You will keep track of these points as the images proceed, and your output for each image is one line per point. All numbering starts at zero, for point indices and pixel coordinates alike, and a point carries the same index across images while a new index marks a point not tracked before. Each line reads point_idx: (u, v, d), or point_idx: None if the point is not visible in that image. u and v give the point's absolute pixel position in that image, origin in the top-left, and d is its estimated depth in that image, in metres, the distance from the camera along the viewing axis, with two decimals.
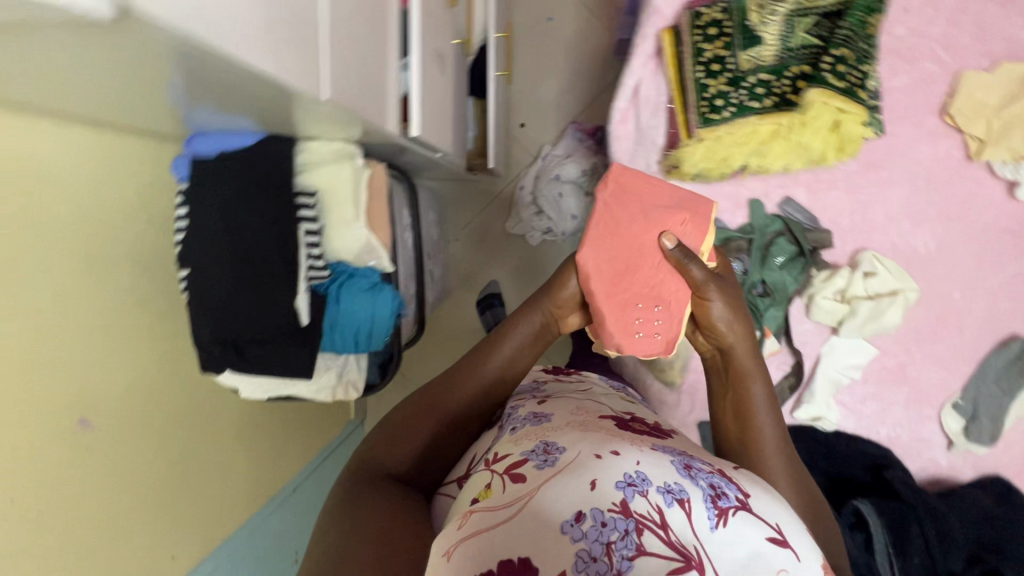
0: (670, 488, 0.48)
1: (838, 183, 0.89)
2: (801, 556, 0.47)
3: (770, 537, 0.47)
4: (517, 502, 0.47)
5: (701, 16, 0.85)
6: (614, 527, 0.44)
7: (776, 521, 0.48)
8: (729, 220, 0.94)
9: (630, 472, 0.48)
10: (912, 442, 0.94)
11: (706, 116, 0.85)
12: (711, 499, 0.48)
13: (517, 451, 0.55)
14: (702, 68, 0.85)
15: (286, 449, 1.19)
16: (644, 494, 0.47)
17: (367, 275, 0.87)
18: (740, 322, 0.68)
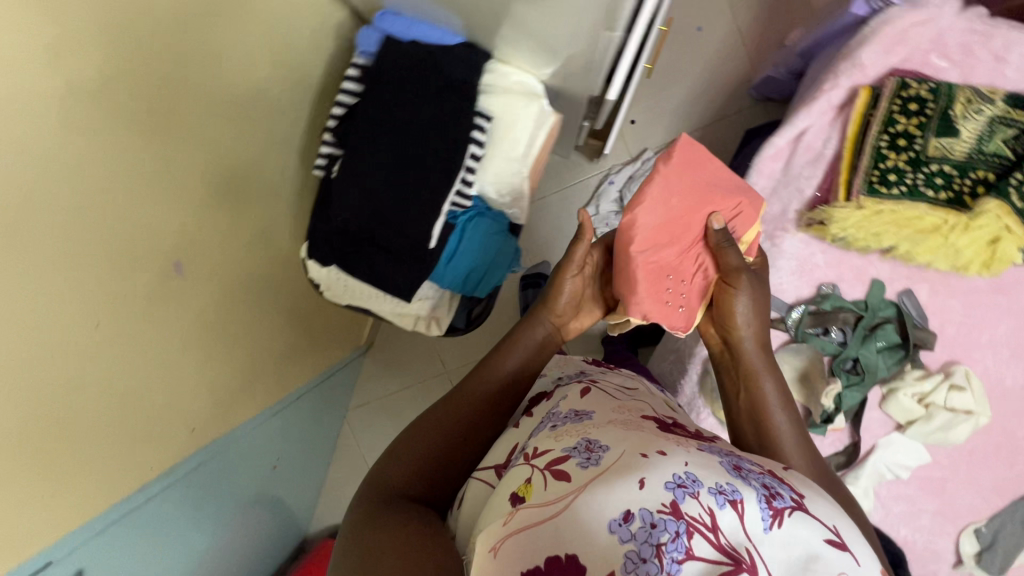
0: (723, 488, 0.43)
1: (960, 293, 0.90)
2: (860, 562, 0.42)
3: (830, 540, 0.42)
4: (563, 501, 0.44)
5: (906, 87, 0.84)
6: (665, 528, 0.40)
7: (835, 523, 0.44)
8: (846, 291, 0.94)
9: (680, 473, 0.43)
10: (924, 551, 0.97)
11: (873, 186, 0.85)
12: (766, 499, 0.43)
13: (558, 447, 0.51)
14: (887, 139, 0.85)
15: (305, 357, 1.12)
16: (696, 496, 0.42)
17: (498, 220, 0.83)
18: (755, 315, 0.74)
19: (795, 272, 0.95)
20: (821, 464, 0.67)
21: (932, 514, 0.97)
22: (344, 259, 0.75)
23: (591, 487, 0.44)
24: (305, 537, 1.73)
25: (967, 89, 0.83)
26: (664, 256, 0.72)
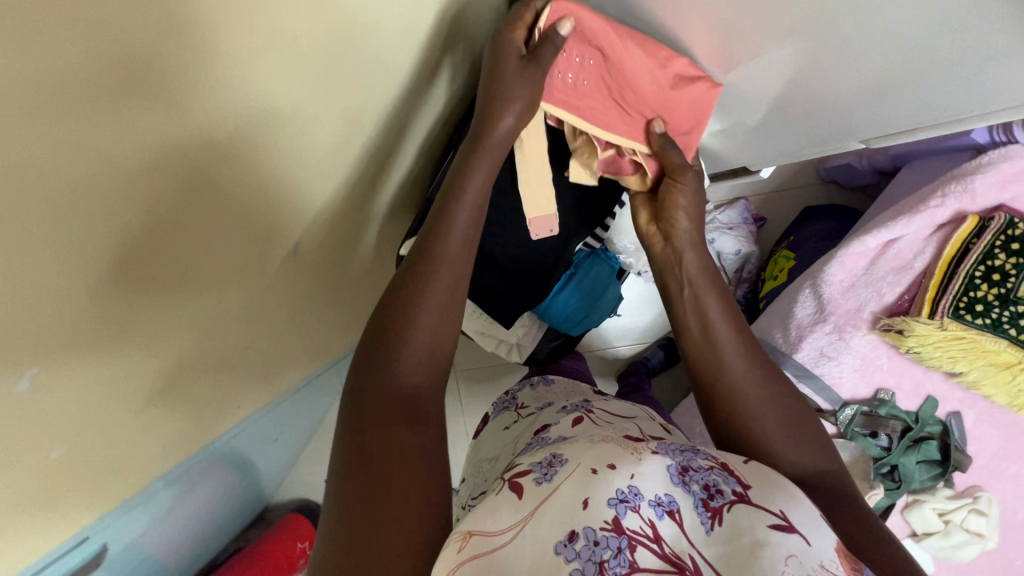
0: (661, 498, 0.47)
1: (1001, 425, 0.95)
2: (813, 543, 0.44)
3: (773, 525, 0.44)
4: (513, 527, 0.45)
5: (1013, 225, 0.87)
6: (608, 544, 0.43)
7: (780, 508, 0.46)
8: (900, 401, 0.97)
9: (624, 488, 0.46)
10: None
11: (959, 312, 0.88)
12: (703, 502, 0.46)
13: (526, 462, 0.54)
14: (982, 270, 0.88)
15: (323, 331, 1.03)
16: (637, 510, 0.45)
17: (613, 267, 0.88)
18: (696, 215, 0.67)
19: (854, 370, 0.98)
20: (777, 384, 0.58)
21: None
22: None
23: (545, 502, 0.47)
24: (266, 505, 1.64)
25: None
26: (618, 56, 0.64)
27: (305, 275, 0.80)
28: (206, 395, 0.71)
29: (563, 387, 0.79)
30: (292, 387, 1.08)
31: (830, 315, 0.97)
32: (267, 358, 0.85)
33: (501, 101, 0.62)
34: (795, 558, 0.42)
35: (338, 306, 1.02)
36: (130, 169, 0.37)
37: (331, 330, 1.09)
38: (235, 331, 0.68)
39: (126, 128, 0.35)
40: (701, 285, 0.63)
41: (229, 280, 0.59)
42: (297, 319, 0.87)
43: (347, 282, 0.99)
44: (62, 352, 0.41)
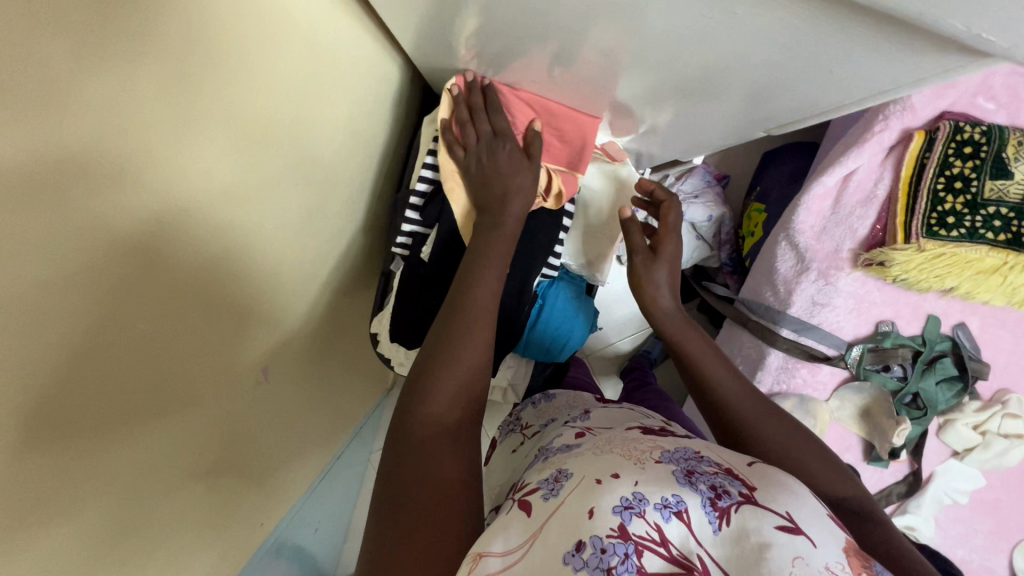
0: (667, 500, 0.47)
1: (1007, 324, 0.95)
2: (817, 543, 0.43)
3: (781, 526, 0.44)
4: (522, 546, 0.46)
5: (959, 131, 0.86)
6: (614, 551, 0.43)
7: (788, 509, 0.46)
8: (904, 327, 0.96)
9: (628, 495, 0.47)
10: (978, 569, 1.02)
11: (933, 229, 0.87)
12: (710, 502, 0.47)
13: (535, 481, 0.56)
14: (942, 182, 0.87)
15: (327, 412, 1.05)
16: (642, 515, 0.46)
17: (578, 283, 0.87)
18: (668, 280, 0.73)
19: (849, 310, 0.97)
20: (781, 418, 0.63)
21: (983, 536, 1.01)
22: None
23: (554, 516, 0.48)
24: None
25: (1014, 131, 0.85)
26: (513, 97, 0.71)
27: (286, 371, 0.82)
28: (210, 516, 0.72)
29: (563, 400, 0.82)
30: (314, 477, 1.09)
31: (811, 263, 0.96)
32: (272, 459, 0.87)
33: (507, 192, 0.65)
34: (805, 561, 0.42)
35: (334, 387, 1.03)
36: (34, 354, 0.38)
37: (335, 412, 1.10)
38: (223, 448, 0.70)
39: (23, 323, 0.36)
40: (695, 342, 0.69)
41: (196, 405, 0.61)
42: (294, 413, 0.89)
43: (336, 364, 1.00)
44: (22, 537, 0.42)
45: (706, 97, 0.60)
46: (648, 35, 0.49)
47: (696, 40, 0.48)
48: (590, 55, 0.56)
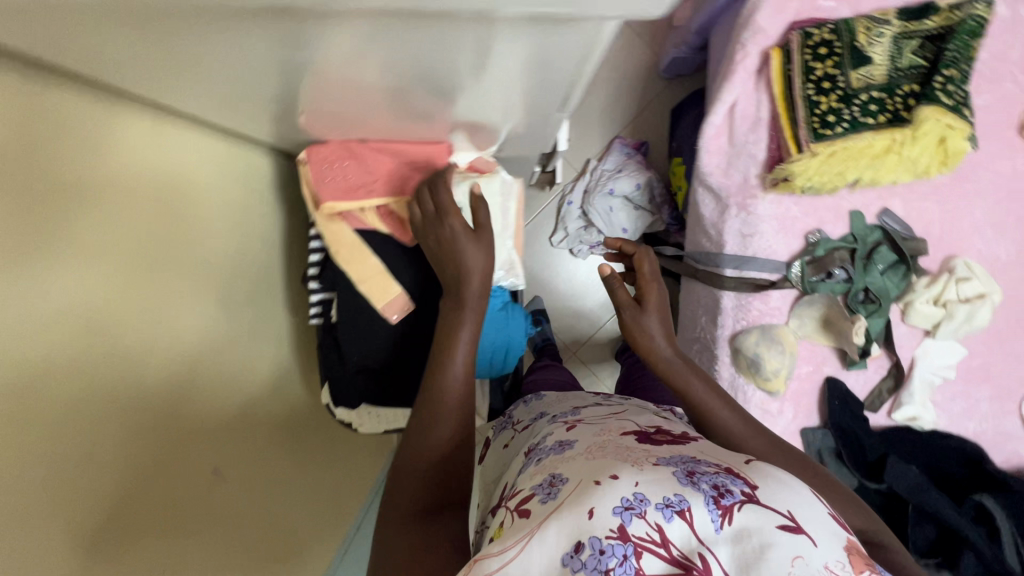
0: (670, 499, 0.48)
1: (928, 195, 0.95)
2: (817, 543, 0.46)
3: (782, 526, 0.46)
4: (520, 543, 0.48)
5: (811, 36, 0.90)
6: (613, 552, 0.45)
7: (788, 508, 0.48)
8: (831, 232, 0.98)
9: (628, 495, 0.48)
10: (995, 436, 1.00)
11: (818, 132, 0.89)
12: (713, 500, 0.48)
13: (528, 488, 0.57)
14: (812, 86, 0.89)
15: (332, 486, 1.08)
16: (642, 515, 0.47)
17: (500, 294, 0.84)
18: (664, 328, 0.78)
19: (777, 232, 0.98)
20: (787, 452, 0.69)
21: (986, 402, 1.00)
22: (372, 394, 0.73)
23: (551, 517, 0.50)
24: None
25: (859, 20, 0.89)
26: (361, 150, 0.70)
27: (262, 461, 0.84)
28: None
29: (554, 398, 0.85)
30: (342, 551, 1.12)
31: (729, 200, 0.99)
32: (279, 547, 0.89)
33: (462, 272, 0.66)
34: (804, 559, 0.45)
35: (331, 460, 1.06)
36: None
37: None
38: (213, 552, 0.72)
39: None
40: (698, 382, 0.74)
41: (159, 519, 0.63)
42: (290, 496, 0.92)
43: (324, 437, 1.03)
44: None
45: (479, 102, 0.62)
46: (369, 72, 0.52)
47: (400, 65, 0.50)
48: (362, 97, 0.59)
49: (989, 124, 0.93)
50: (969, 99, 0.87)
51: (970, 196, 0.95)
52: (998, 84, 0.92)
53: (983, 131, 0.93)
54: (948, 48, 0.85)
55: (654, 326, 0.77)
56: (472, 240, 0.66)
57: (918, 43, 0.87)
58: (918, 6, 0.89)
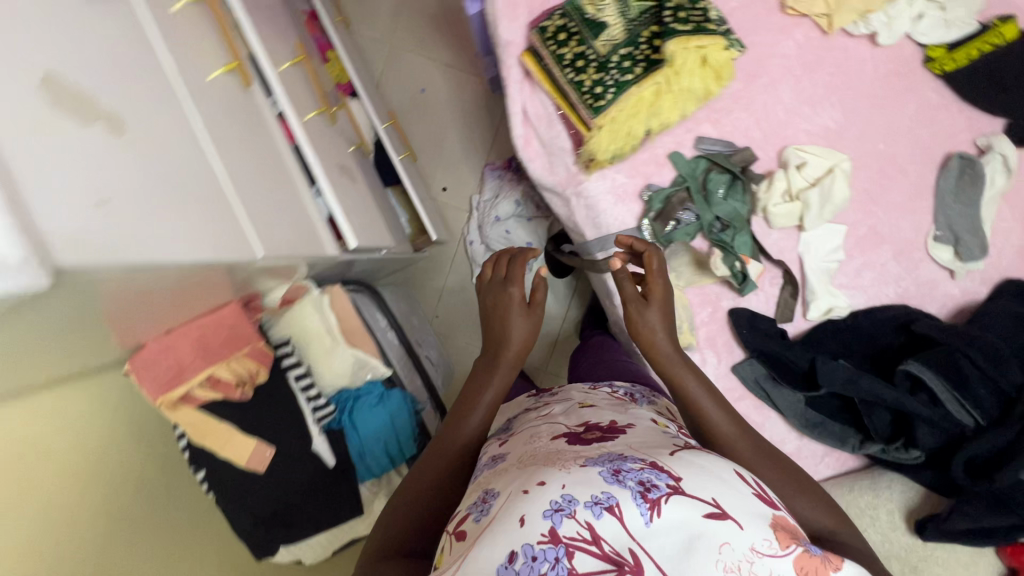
0: (598, 497, 0.52)
1: (733, 105, 0.96)
2: (742, 526, 0.52)
3: (708, 514, 0.52)
4: (460, 559, 0.52)
5: (546, 29, 0.93)
6: (545, 558, 0.48)
7: (713, 495, 0.54)
8: (661, 181, 0.97)
9: (557, 498, 0.52)
10: (919, 288, 0.97)
11: (595, 106, 0.91)
12: (641, 495, 0.52)
13: (465, 508, 0.60)
14: (570, 69, 0.92)
15: None
16: (572, 516, 0.50)
17: (372, 390, 0.85)
18: (661, 320, 0.80)
19: (616, 201, 0.99)
20: (767, 449, 0.74)
21: (890, 262, 0.97)
22: (281, 537, 0.76)
23: (485, 533, 0.52)
24: None
25: None
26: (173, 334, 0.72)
27: None
28: None
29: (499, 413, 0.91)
30: None
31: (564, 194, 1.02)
32: None
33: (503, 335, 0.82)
34: (731, 544, 0.51)
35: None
36: None
37: None
38: None
39: None
40: (692, 381, 0.78)
41: None
42: None
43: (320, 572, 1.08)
44: None
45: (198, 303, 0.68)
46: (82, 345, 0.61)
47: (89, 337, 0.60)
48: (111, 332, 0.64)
49: (751, 18, 0.94)
50: (708, 13, 0.89)
51: (770, 88, 0.95)
52: None
53: (748, 26, 0.94)
54: None
55: (654, 318, 0.79)
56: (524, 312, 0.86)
57: None
58: None
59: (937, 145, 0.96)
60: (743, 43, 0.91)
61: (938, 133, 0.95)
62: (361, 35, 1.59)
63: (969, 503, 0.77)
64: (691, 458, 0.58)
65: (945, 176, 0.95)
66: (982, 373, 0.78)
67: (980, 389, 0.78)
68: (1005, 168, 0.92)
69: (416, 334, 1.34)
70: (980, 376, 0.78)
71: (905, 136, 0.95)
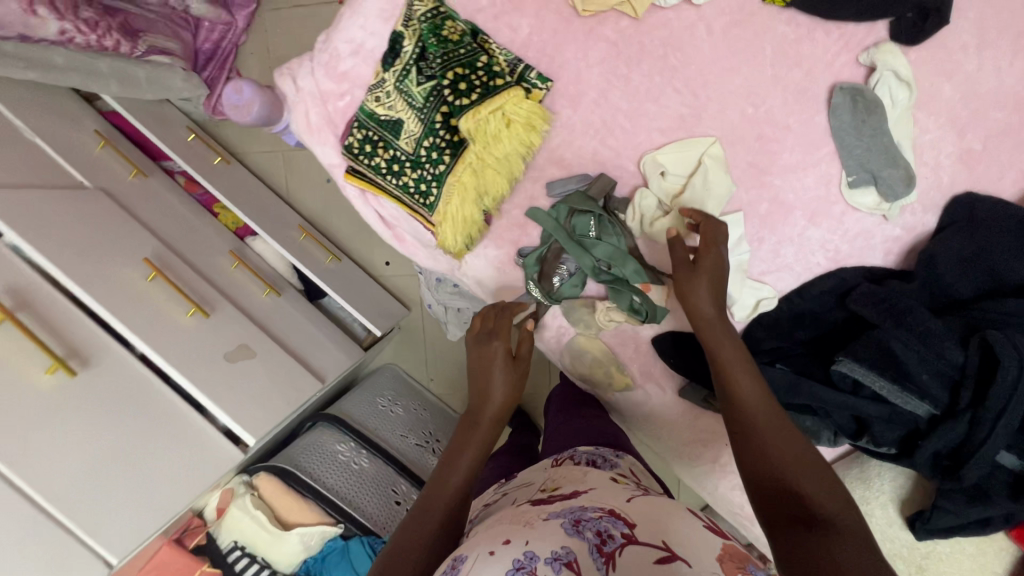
0: (558, 553, 0.57)
1: (571, 134, 0.86)
2: (690, 562, 0.57)
3: (658, 558, 0.58)
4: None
5: (352, 145, 0.88)
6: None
7: (661, 541, 0.60)
8: (532, 240, 0.91)
9: (520, 556, 0.58)
10: (853, 244, 0.84)
11: (428, 204, 0.86)
12: (597, 548, 0.59)
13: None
14: (390, 177, 0.88)
15: None
16: (534, 570, 0.56)
17: (333, 546, 0.98)
18: (713, 290, 0.76)
19: (498, 271, 0.94)
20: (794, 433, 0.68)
21: (809, 228, 0.85)
22: None
23: None
24: None
25: (366, 97, 0.85)
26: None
27: None
28: None
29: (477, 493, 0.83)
30: None
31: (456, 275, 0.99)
32: None
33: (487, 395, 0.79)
34: None
35: None
36: None
37: None
38: None
39: None
40: (730, 352, 0.75)
41: None
42: None
43: None
44: None
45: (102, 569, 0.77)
46: None
47: None
48: None
49: (550, 37, 0.82)
50: (492, 66, 0.79)
51: (603, 100, 0.84)
52: (520, 6, 0.82)
53: (551, 48, 0.83)
54: (431, 57, 0.79)
55: (701, 288, 0.76)
56: (508, 368, 0.82)
57: (415, 69, 0.80)
58: (389, 37, 0.83)
59: (817, 80, 0.80)
60: (546, 75, 0.81)
61: (811, 67, 0.79)
62: (250, 151, 1.57)
63: (950, 500, 0.68)
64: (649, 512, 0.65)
65: (837, 114, 0.79)
66: (921, 356, 0.67)
67: (923, 375, 0.67)
68: (903, 83, 0.76)
69: (403, 427, 1.37)
70: (919, 361, 0.67)
71: (775, 87, 0.81)
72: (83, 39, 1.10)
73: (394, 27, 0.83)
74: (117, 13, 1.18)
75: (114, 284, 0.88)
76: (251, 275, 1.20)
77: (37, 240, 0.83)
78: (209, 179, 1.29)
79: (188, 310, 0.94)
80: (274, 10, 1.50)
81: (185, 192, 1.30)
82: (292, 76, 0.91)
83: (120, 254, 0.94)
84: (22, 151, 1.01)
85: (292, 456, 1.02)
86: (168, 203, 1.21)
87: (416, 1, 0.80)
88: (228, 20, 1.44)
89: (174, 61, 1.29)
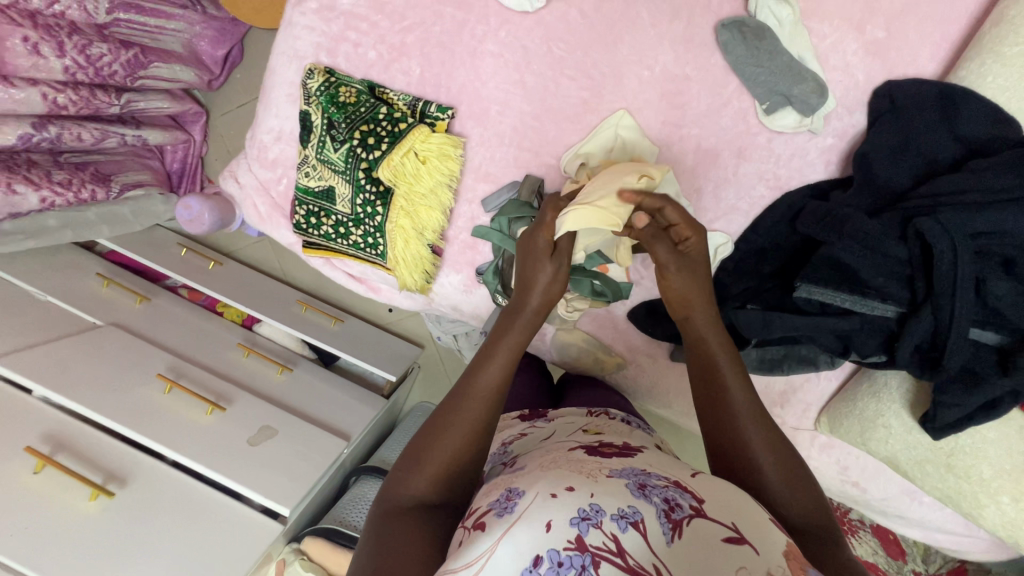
0: (623, 511, 0.50)
1: (490, 146, 0.88)
2: (760, 549, 0.49)
3: (727, 538, 0.49)
4: (485, 554, 0.50)
5: (300, 221, 0.95)
6: (570, 565, 0.47)
7: (733, 521, 0.51)
8: (485, 256, 0.92)
9: (585, 506, 0.51)
10: (791, 167, 0.83)
11: (380, 253, 0.92)
12: (665, 515, 0.51)
13: (486, 503, 0.57)
14: (342, 239, 0.94)
15: None
16: (599, 525, 0.49)
17: None
18: (691, 273, 0.69)
19: (466, 292, 0.96)
20: (758, 412, 0.63)
21: (741, 164, 0.84)
22: None
23: (519, 524, 0.51)
24: None
25: (297, 176, 0.92)
26: None
27: None
28: None
29: (507, 423, 0.79)
30: None
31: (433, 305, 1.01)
32: None
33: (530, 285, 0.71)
34: (748, 568, 0.47)
35: None
36: None
37: None
38: None
39: None
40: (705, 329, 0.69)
41: None
42: None
43: None
44: None
45: None
46: None
47: None
48: None
49: (441, 69, 0.87)
50: (394, 114, 0.85)
51: (508, 109, 0.87)
52: (406, 51, 0.87)
53: (445, 79, 0.87)
54: (337, 125, 0.86)
55: (681, 276, 0.69)
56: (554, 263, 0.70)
57: (329, 138, 0.87)
58: (300, 118, 0.90)
59: (702, 25, 0.80)
60: (445, 104, 0.87)
61: (691, 14, 0.80)
62: (237, 245, 1.63)
63: (948, 393, 0.65)
64: (716, 480, 0.57)
65: (732, 49, 0.79)
66: (873, 262, 0.65)
67: (880, 279, 0.65)
68: (782, 2, 0.76)
69: None
70: (871, 265, 0.65)
71: (662, 45, 0.82)
72: (63, 200, 1.22)
73: (300, 109, 0.90)
74: (87, 166, 1.30)
75: (137, 405, 0.97)
76: (263, 359, 1.29)
77: (61, 387, 0.94)
78: (206, 284, 1.39)
79: (206, 409, 1.02)
80: (224, 114, 1.57)
81: (189, 301, 1.41)
82: (234, 176, 0.98)
83: (136, 377, 1.03)
84: (37, 312, 1.15)
85: (338, 514, 1.07)
86: (176, 317, 1.31)
87: (309, 78, 0.87)
88: (186, 137, 1.52)
89: (150, 190, 1.42)
